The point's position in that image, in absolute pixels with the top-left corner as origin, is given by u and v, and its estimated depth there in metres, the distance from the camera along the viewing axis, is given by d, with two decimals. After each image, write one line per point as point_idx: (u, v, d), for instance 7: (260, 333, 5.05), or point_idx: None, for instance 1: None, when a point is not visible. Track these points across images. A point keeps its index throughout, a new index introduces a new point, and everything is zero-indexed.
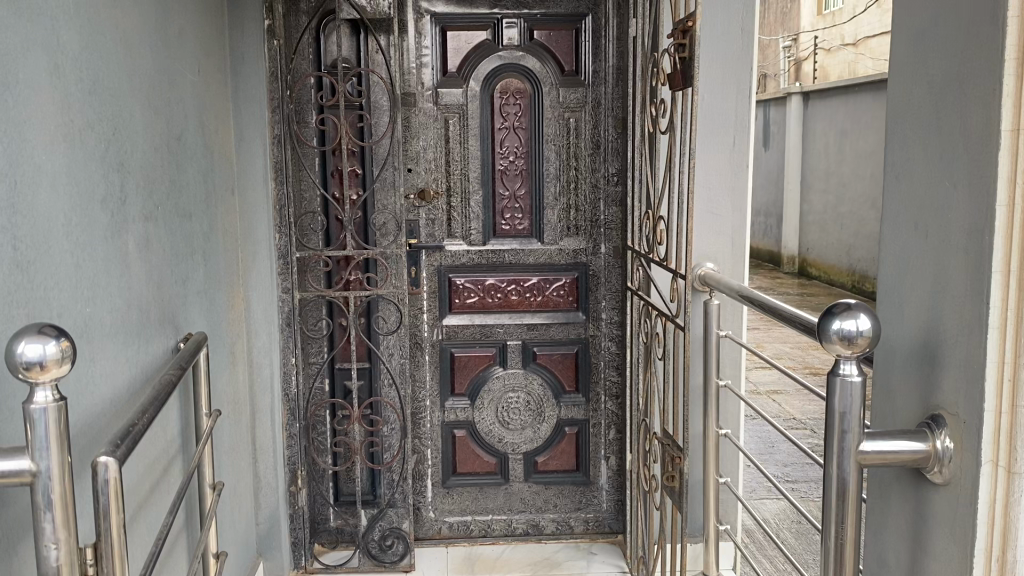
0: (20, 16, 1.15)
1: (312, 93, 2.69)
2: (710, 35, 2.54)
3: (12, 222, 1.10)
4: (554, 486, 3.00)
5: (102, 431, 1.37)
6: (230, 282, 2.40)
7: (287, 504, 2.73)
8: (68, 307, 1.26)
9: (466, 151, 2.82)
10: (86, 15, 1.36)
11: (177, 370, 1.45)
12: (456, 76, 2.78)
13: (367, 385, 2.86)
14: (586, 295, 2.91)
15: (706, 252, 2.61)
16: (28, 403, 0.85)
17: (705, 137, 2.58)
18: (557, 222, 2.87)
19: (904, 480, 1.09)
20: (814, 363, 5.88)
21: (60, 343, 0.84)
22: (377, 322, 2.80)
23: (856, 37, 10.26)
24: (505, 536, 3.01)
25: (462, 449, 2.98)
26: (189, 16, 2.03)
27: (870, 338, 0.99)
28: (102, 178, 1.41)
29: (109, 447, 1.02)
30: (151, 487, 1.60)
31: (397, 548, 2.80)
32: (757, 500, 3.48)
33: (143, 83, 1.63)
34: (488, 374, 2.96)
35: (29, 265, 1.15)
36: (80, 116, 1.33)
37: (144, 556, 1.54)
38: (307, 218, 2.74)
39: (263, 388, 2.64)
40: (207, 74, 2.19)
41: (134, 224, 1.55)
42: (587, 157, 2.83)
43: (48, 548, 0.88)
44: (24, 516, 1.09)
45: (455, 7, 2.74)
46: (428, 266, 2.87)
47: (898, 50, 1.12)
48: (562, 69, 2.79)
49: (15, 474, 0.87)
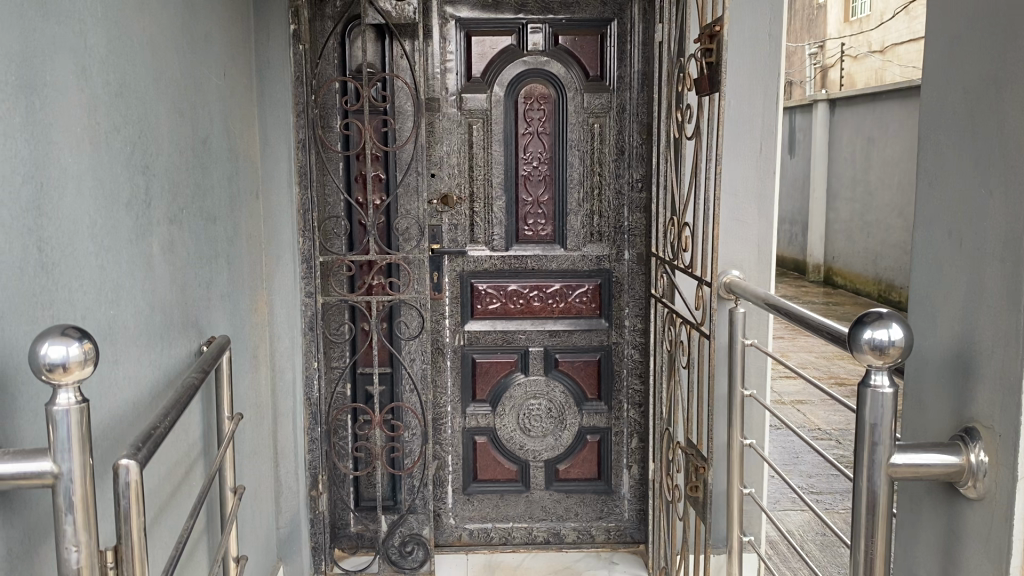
0: (48, 19, 1.15)
1: (337, 97, 2.69)
2: (738, 41, 2.52)
3: (38, 224, 1.10)
4: (575, 494, 2.98)
5: (125, 434, 1.37)
6: (254, 285, 2.41)
7: (308, 508, 2.73)
8: (92, 310, 1.26)
9: (490, 156, 2.81)
10: (112, 18, 1.37)
11: (200, 374, 1.45)
12: (480, 81, 2.77)
13: (389, 390, 2.85)
14: (609, 302, 2.89)
15: (731, 259, 2.59)
16: (51, 404, 0.85)
17: (732, 144, 2.55)
18: (580, 228, 2.85)
19: (937, 495, 1.06)
20: (838, 373, 5.82)
21: (82, 345, 0.84)
22: (400, 328, 2.79)
23: (883, 44, 10.19)
24: (525, 544, 2.99)
25: (484, 456, 2.96)
26: (215, 19, 2.04)
27: (903, 347, 0.97)
28: (127, 182, 1.41)
29: (131, 449, 1.02)
30: (172, 491, 1.59)
31: (417, 555, 2.79)
32: (781, 511, 3.44)
33: (169, 85, 1.64)
34: (510, 381, 2.94)
35: (54, 267, 1.15)
36: (106, 121, 1.33)
37: (166, 557, 1.54)
38: (330, 222, 2.74)
39: (285, 391, 2.64)
40: (233, 78, 2.20)
41: (158, 227, 1.55)
42: (611, 162, 2.81)
43: (69, 550, 0.88)
44: (47, 518, 1.10)
45: (480, 11, 2.73)
46: (450, 272, 2.86)
47: (933, 57, 1.10)
48: (587, 74, 2.78)
49: (37, 476, 0.86)
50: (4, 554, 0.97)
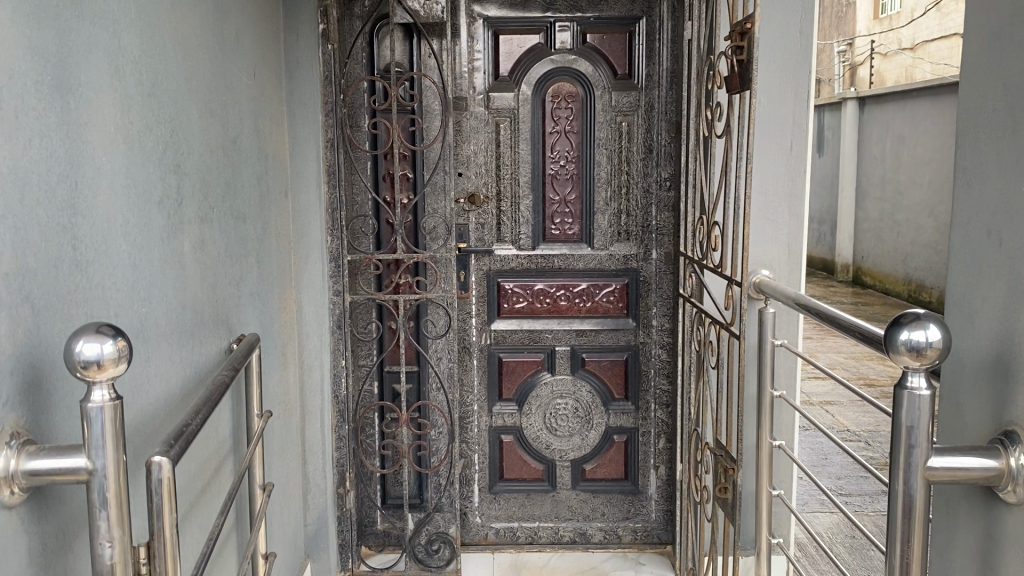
0: (83, 18, 1.16)
1: (365, 97, 2.70)
2: (768, 38, 2.49)
3: (73, 222, 1.11)
4: (601, 494, 2.97)
5: (157, 430, 1.39)
6: (283, 283, 2.43)
7: (335, 505, 2.74)
8: (125, 307, 1.27)
9: (517, 155, 2.81)
10: (145, 18, 1.38)
11: (230, 371, 1.46)
12: (507, 80, 2.77)
13: (416, 389, 2.86)
14: (637, 301, 2.87)
15: (761, 259, 2.56)
16: (86, 402, 0.86)
17: (762, 142, 2.53)
18: (608, 227, 2.84)
19: (975, 499, 1.04)
20: (868, 374, 5.75)
21: (116, 342, 0.85)
22: (426, 326, 2.79)
23: (914, 41, 10.08)
24: (551, 544, 2.98)
25: (510, 455, 2.96)
26: (246, 19, 2.05)
27: (941, 349, 0.95)
28: (159, 180, 1.43)
29: (163, 446, 1.03)
30: (202, 487, 1.61)
31: (443, 553, 2.79)
32: (809, 513, 3.41)
33: (200, 86, 1.65)
34: (537, 380, 2.94)
35: (89, 266, 1.16)
36: (138, 120, 1.34)
37: (197, 554, 1.55)
38: (358, 222, 2.75)
39: (313, 390, 2.66)
40: (263, 77, 2.22)
41: (189, 225, 1.56)
42: (639, 161, 2.80)
43: (103, 545, 0.88)
44: (81, 514, 1.11)
45: (508, 10, 2.73)
46: (476, 270, 2.87)
47: (970, 55, 1.08)
48: (615, 72, 2.77)
49: (72, 472, 0.87)
50: (39, 551, 0.98)
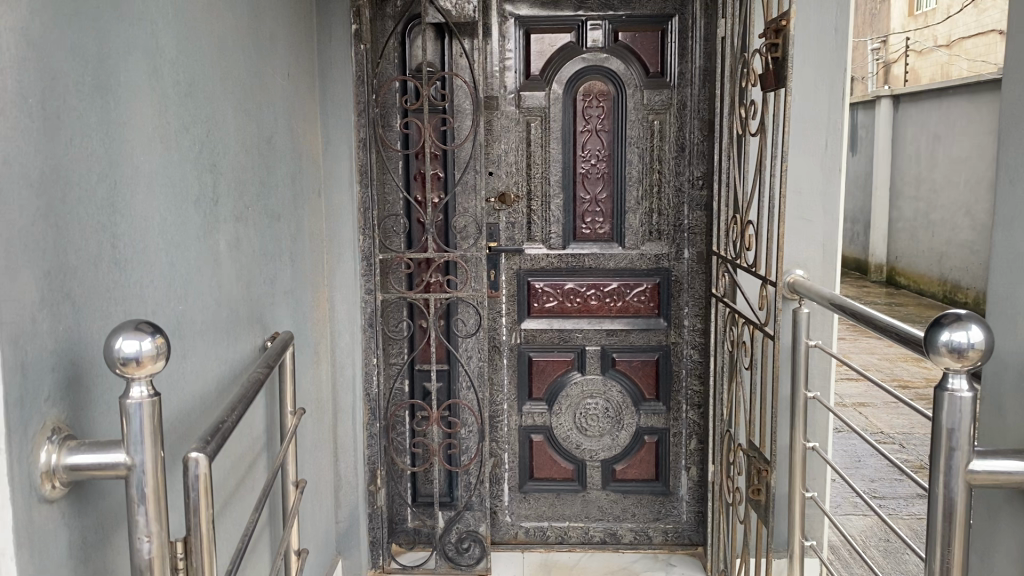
0: (123, 20, 1.18)
1: (397, 96, 2.71)
2: (803, 36, 2.46)
3: (112, 222, 1.13)
4: (632, 495, 2.95)
5: (194, 427, 1.40)
6: (316, 281, 2.45)
7: (366, 502, 2.76)
8: (162, 305, 1.29)
9: (548, 154, 2.81)
10: (182, 19, 1.39)
11: (265, 369, 1.47)
12: (539, 79, 2.77)
13: (446, 387, 2.86)
14: (668, 301, 2.85)
15: (795, 258, 2.54)
16: (125, 398, 0.87)
17: (796, 140, 2.50)
18: (639, 226, 2.83)
19: (1017, 504, 1.02)
20: (902, 375, 5.67)
21: (155, 339, 0.86)
22: (456, 325, 2.80)
23: (950, 37, 9.94)
24: (581, 544, 2.97)
25: (540, 455, 2.96)
26: (280, 20, 2.07)
27: (983, 351, 0.93)
28: (196, 180, 1.44)
29: (200, 443, 1.04)
30: (237, 483, 1.63)
31: (473, 552, 2.80)
32: (843, 515, 3.37)
33: (235, 86, 1.67)
34: (567, 380, 2.93)
35: (127, 264, 1.17)
36: (175, 120, 1.35)
37: (232, 549, 1.57)
38: (390, 221, 2.75)
39: (345, 387, 2.69)
40: (296, 78, 2.23)
41: (225, 225, 1.58)
42: (671, 160, 2.78)
43: (141, 540, 0.90)
44: (119, 508, 1.12)
45: (540, 9, 2.72)
46: (506, 269, 2.87)
47: (1014, 51, 1.06)
48: (647, 71, 2.75)
49: (111, 467, 0.88)
50: (79, 544, 1.00)
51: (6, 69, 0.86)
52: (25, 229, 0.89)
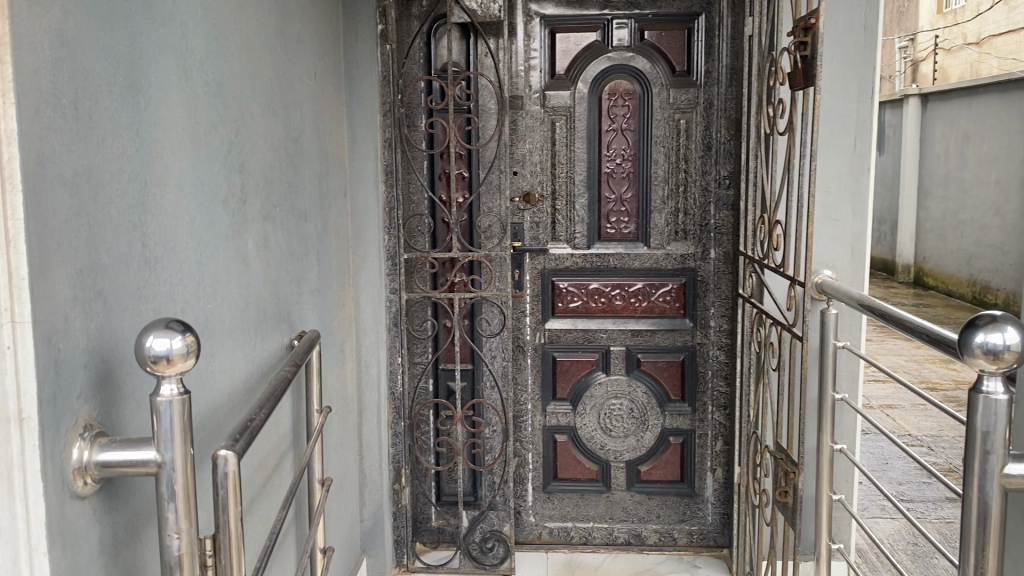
0: (153, 20, 1.19)
1: (422, 97, 2.73)
2: (831, 34, 2.44)
3: (142, 221, 1.14)
4: (657, 496, 2.94)
5: (222, 425, 1.41)
6: (342, 280, 2.46)
7: (391, 501, 2.77)
8: (191, 303, 1.30)
9: (573, 154, 2.80)
10: (211, 19, 1.40)
11: (292, 367, 1.48)
12: (564, 78, 2.76)
13: (470, 386, 2.87)
14: (694, 301, 2.84)
15: (823, 259, 2.51)
16: (156, 395, 0.88)
17: (825, 140, 2.48)
18: (665, 226, 2.81)
19: None
20: (931, 377, 5.60)
21: (185, 337, 0.86)
22: (480, 325, 2.81)
23: (980, 35, 9.81)
24: (606, 545, 2.96)
25: (564, 455, 2.96)
26: (307, 20, 2.08)
27: (1018, 352, 0.97)
28: (225, 180, 1.45)
29: (228, 441, 1.05)
30: (264, 481, 1.63)
31: (497, 551, 2.79)
32: (870, 518, 3.33)
33: (264, 86, 1.68)
34: (592, 380, 2.92)
35: (157, 263, 1.18)
36: (204, 121, 1.37)
37: (259, 547, 1.58)
38: (414, 220, 2.77)
39: (370, 386, 2.70)
40: (323, 78, 2.24)
41: (253, 224, 1.59)
42: (698, 159, 2.76)
43: (171, 537, 0.91)
44: (149, 505, 1.13)
45: (566, 8, 2.72)
46: (531, 269, 2.87)
47: None
48: (673, 70, 2.74)
49: (141, 464, 0.89)
50: (110, 540, 1.00)
51: (40, 70, 0.87)
52: (59, 228, 0.90)
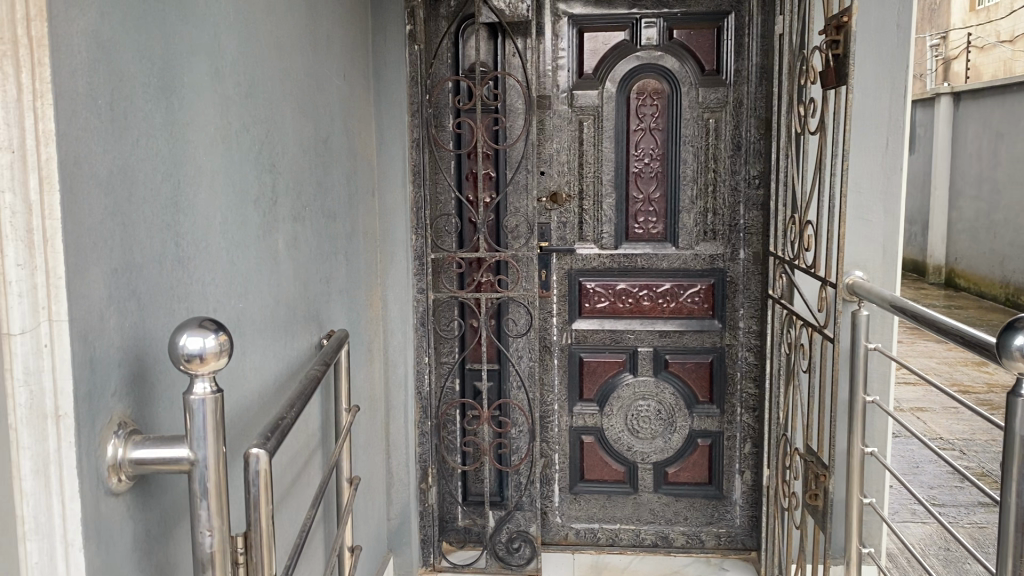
0: (187, 21, 1.20)
1: (450, 97, 2.73)
2: (864, 32, 2.41)
3: (176, 220, 1.15)
4: (684, 498, 2.92)
5: (253, 423, 1.42)
6: (369, 279, 2.47)
7: (418, 500, 2.78)
8: (223, 302, 1.31)
9: (601, 153, 2.79)
10: (243, 20, 1.41)
11: (322, 366, 1.49)
12: (592, 77, 2.76)
13: (497, 386, 2.87)
14: (723, 302, 2.82)
15: (854, 259, 2.48)
16: (188, 394, 0.88)
17: (856, 139, 2.45)
18: (693, 226, 2.79)
19: None
20: (963, 380, 5.51)
21: (218, 336, 0.87)
22: (507, 324, 2.81)
23: (1013, 33, 9.66)
24: (632, 546, 2.95)
25: (591, 455, 2.95)
26: (337, 21, 2.09)
27: None
28: (255, 180, 1.46)
29: (260, 439, 1.06)
30: (294, 479, 1.64)
31: (524, 552, 2.78)
32: (901, 522, 3.29)
33: (294, 86, 1.69)
34: (619, 381, 2.91)
35: (189, 262, 1.19)
36: (236, 121, 1.38)
37: (289, 545, 1.59)
38: (442, 220, 2.77)
39: (397, 385, 2.71)
40: (352, 78, 2.25)
41: (283, 224, 1.60)
42: (727, 158, 2.74)
43: (203, 534, 0.91)
44: (182, 502, 1.14)
45: (594, 8, 2.71)
46: (558, 269, 2.86)
47: None
48: (702, 69, 2.72)
49: (175, 461, 0.90)
50: (144, 537, 1.02)
51: (77, 71, 0.88)
52: (94, 228, 0.91)
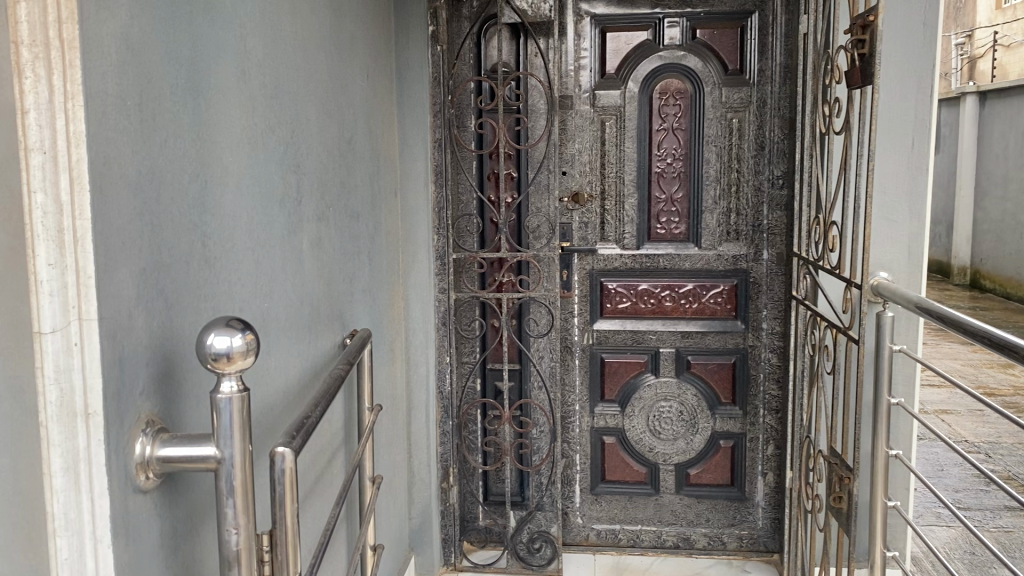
0: (214, 23, 1.21)
1: (472, 97, 2.73)
2: (890, 31, 2.39)
3: (203, 220, 1.16)
4: (706, 500, 2.91)
5: (278, 422, 1.43)
6: (392, 279, 2.48)
7: (439, 500, 2.79)
8: (249, 302, 1.32)
9: (623, 153, 2.78)
10: (268, 22, 1.42)
11: (346, 366, 1.49)
12: (615, 77, 2.75)
13: (518, 386, 2.86)
14: (746, 303, 2.80)
15: (879, 260, 2.46)
16: (215, 393, 0.89)
17: (882, 139, 2.43)
18: (716, 226, 2.78)
19: None
20: (989, 382, 5.44)
21: (244, 335, 0.88)
22: (529, 325, 2.79)
23: None
24: (653, 547, 2.95)
25: (612, 456, 2.94)
26: (360, 22, 2.10)
27: None
28: (281, 180, 1.47)
29: (285, 438, 1.07)
30: (317, 478, 1.66)
31: (545, 552, 2.80)
32: (925, 526, 3.26)
33: (318, 87, 1.70)
34: (640, 381, 2.90)
35: (216, 261, 1.20)
36: (262, 122, 1.39)
37: (313, 543, 1.60)
38: (463, 221, 2.77)
39: (418, 385, 2.72)
40: (375, 79, 2.26)
41: (308, 224, 1.61)
42: (750, 158, 2.73)
43: (229, 532, 0.92)
44: (208, 500, 1.15)
45: (616, 7, 2.70)
46: (579, 269, 2.86)
47: None
48: (726, 68, 2.71)
49: (201, 459, 0.90)
50: (170, 534, 1.02)
51: (108, 73, 0.89)
52: (123, 227, 0.92)
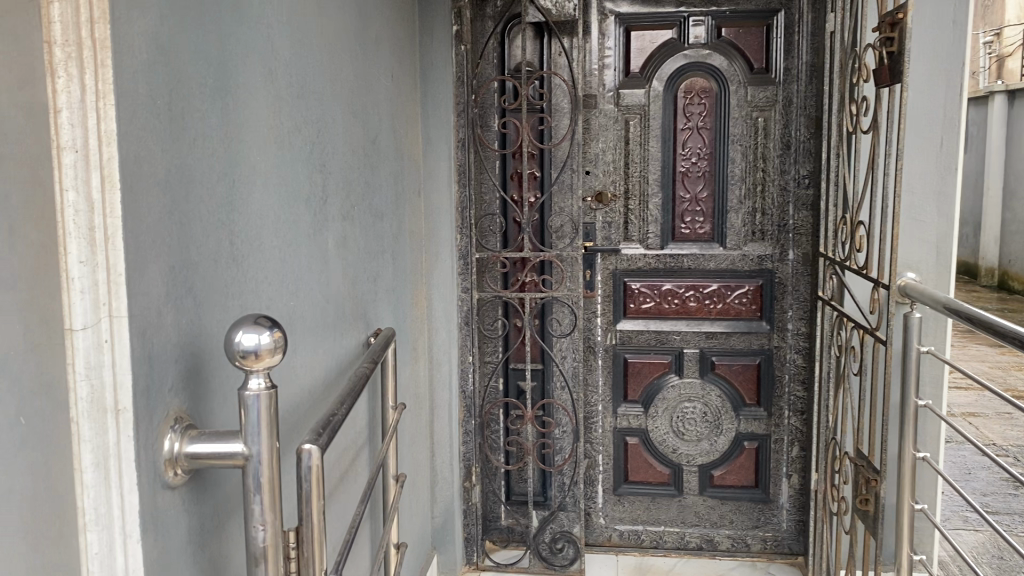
0: (242, 23, 1.22)
1: (496, 97, 2.72)
2: (918, 28, 2.36)
3: (230, 219, 1.17)
4: (730, 501, 2.89)
5: (304, 420, 1.44)
6: (415, 278, 2.49)
7: (462, 499, 2.79)
8: (276, 300, 1.33)
9: (647, 152, 2.77)
10: (295, 22, 1.43)
11: (371, 364, 1.50)
12: (639, 76, 2.74)
13: (541, 386, 2.86)
14: (771, 303, 2.78)
15: (907, 260, 2.44)
16: (244, 389, 0.90)
17: (910, 138, 2.40)
18: (741, 226, 2.76)
19: None
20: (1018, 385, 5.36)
21: (272, 333, 0.88)
22: (551, 325, 2.80)
23: None
24: (677, 549, 2.93)
25: (635, 457, 2.93)
26: (385, 21, 2.10)
27: None
28: (307, 179, 1.48)
29: (312, 436, 1.07)
30: (342, 476, 1.66)
31: (568, 552, 2.79)
32: (952, 530, 3.22)
33: (343, 86, 1.70)
34: (664, 382, 2.89)
35: (243, 259, 1.21)
36: (288, 122, 1.39)
37: (338, 540, 1.61)
38: (486, 220, 2.78)
39: (442, 385, 2.73)
40: (399, 79, 2.27)
41: (333, 223, 1.62)
42: (776, 158, 2.71)
43: (256, 528, 0.92)
44: (234, 496, 1.16)
45: (641, 6, 2.69)
46: (603, 269, 2.85)
47: None
48: (751, 67, 2.69)
49: (230, 456, 0.91)
50: (198, 530, 1.03)
51: (138, 73, 0.90)
52: (153, 226, 0.93)
